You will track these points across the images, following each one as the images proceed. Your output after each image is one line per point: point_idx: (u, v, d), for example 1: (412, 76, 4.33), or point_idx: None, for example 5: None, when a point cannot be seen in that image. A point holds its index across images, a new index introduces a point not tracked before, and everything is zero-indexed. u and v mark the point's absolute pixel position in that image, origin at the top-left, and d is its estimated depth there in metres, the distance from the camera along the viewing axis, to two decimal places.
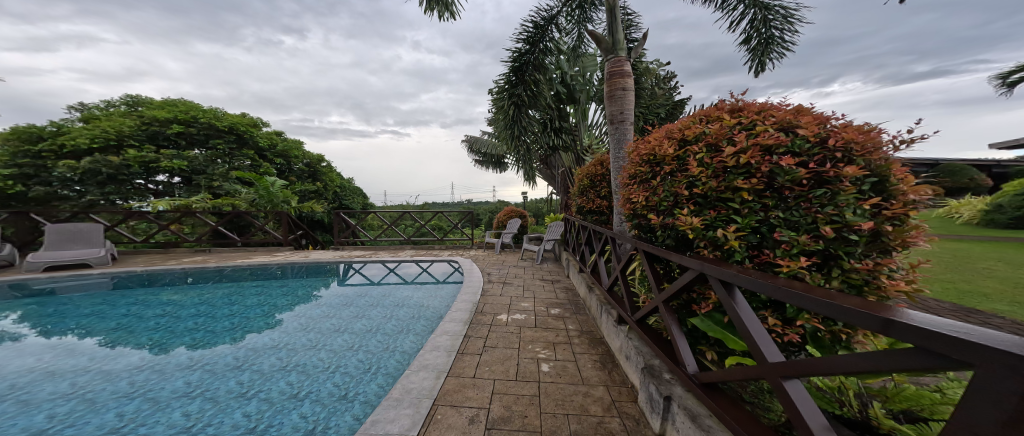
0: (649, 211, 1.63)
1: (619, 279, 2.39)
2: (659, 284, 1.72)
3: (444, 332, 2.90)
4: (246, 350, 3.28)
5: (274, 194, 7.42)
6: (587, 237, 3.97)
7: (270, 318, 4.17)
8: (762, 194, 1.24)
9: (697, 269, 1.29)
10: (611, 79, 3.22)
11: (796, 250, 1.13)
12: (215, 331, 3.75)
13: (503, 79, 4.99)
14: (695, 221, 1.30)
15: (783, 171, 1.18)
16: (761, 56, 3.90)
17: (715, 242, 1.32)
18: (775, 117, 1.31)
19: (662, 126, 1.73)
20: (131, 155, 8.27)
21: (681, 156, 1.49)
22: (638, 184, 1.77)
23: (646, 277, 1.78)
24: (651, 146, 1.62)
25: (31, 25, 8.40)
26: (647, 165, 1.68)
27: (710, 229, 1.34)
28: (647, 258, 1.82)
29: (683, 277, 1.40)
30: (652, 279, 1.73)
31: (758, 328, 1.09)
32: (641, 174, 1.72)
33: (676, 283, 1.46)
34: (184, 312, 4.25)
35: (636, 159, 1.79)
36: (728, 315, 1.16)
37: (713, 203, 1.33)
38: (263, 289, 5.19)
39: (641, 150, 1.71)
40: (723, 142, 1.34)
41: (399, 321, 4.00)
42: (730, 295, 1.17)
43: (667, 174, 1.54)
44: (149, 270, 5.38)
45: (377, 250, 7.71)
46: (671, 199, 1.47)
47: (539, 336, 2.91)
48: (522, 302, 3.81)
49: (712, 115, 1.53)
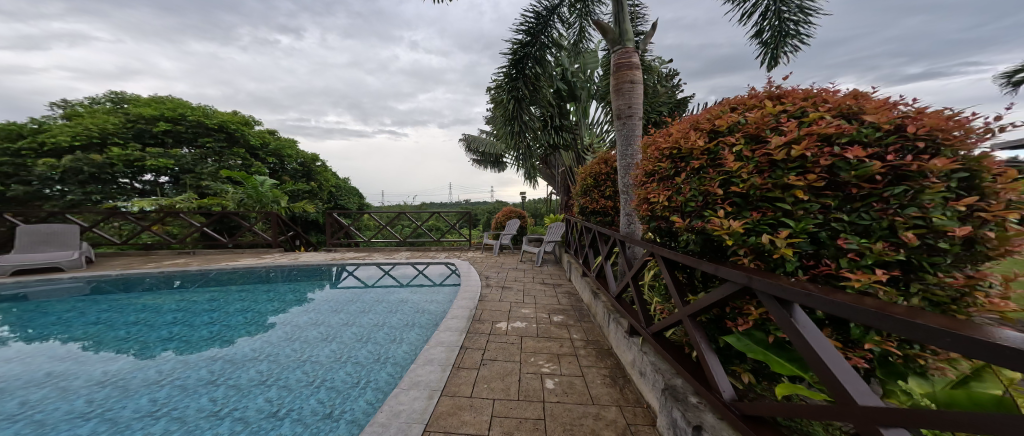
0: (672, 213, 1.44)
1: (631, 286, 2.20)
2: (683, 296, 1.52)
3: (439, 343, 2.68)
4: (224, 362, 3.04)
5: (264, 194, 7.18)
6: (591, 240, 3.76)
7: (254, 325, 3.89)
8: (820, 193, 1.06)
9: (742, 283, 1.09)
10: (619, 72, 3.02)
11: (868, 260, 0.95)
12: (193, 340, 3.48)
13: (502, 72, 4.78)
14: (738, 224, 1.11)
15: (848, 165, 1.01)
16: (773, 50, 3.73)
17: (760, 250, 1.13)
18: (831, 102, 1.13)
19: (684, 118, 1.55)
20: (115, 153, 7.98)
21: (712, 149, 1.30)
22: (656, 183, 1.58)
23: (666, 287, 1.59)
24: (674, 138, 1.43)
25: (24, 24, 8.20)
26: (667, 160, 1.49)
27: (752, 234, 1.16)
28: (667, 265, 1.62)
29: (719, 291, 1.20)
30: (674, 290, 1.54)
31: (834, 358, 0.89)
32: (660, 171, 1.53)
33: (708, 298, 1.26)
34: (160, 319, 3.94)
35: (652, 154, 1.61)
36: (792, 341, 0.95)
37: (755, 204, 1.15)
38: (249, 294, 4.90)
39: (660, 143, 1.52)
40: (766, 133, 1.15)
41: (393, 328, 3.77)
42: (790, 315, 0.97)
43: (695, 171, 1.36)
44: (126, 274, 5.07)
45: (372, 252, 7.45)
46: (701, 198, 1.29)
47: (542, 347, 2.70)
48: (522, 308, 3.60)
49: (743, 105, 1.35)
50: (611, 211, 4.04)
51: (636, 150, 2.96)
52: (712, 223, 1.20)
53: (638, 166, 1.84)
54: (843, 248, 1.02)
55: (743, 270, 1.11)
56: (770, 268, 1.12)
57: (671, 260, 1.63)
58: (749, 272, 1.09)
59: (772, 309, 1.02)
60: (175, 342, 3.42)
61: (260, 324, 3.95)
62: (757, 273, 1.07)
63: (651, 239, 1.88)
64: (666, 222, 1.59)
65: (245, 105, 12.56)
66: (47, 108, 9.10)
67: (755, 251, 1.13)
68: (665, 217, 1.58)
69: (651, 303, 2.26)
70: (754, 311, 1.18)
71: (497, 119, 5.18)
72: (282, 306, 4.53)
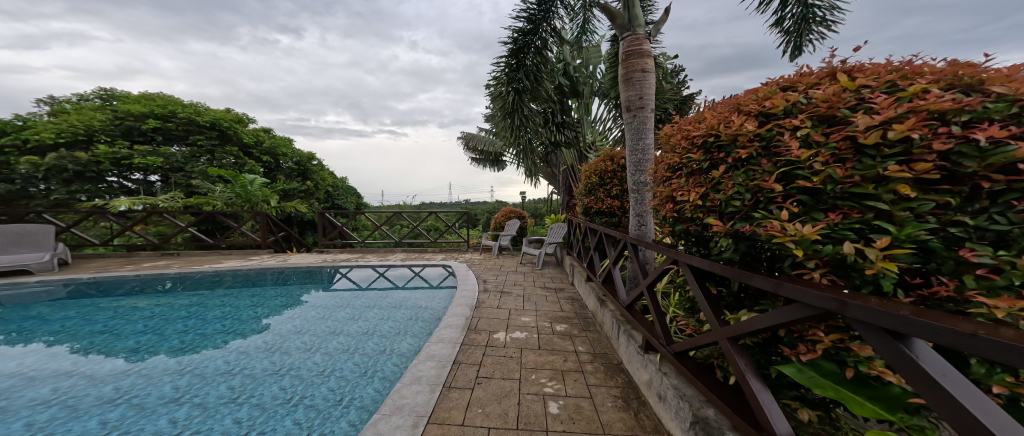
0: (709, 214, 1.22)
1: (645, 295, 1.95)
2: (718, 315, 1.26)
3: (430, 357, 2.41)
4: (192, 376, 2.76)
5: (253, 193, 6.91)
6: (597, 242, 3.49)
7: (232, 335, 3.57)
8: (933, 188, 0.85)
9: (828, 307, 0.82)
10: (629, 60, 2.76)
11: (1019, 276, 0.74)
12: (161, 351, 3.17)
13: (502, 63, 4.52)
14: (818, 227, 0.86)
15: (977, 153, 0.81)
16: (798, 38, 3.49)
17: (841, 261, 0.89)
18: (935, 74, 0.93)
19: (718, 103, 1.34)
20: (101, 151, 7.70)
21: (765, 136, 1.07)
22: (684, 177, 1.36)
23: (696, 301, 1.34)
24: (711, 122, 1.21)
25: (23, 23, 8.04)
26: (701, 150, 1.27)
27: (828, 241, 0.91)
28: (695, 275, 1.38)
29: (780, 313, 0.95)
30: (706, 305, 1.28)
31: (994, 417, 0.62)
32: (690, 164, 1.31)
33: (763, 320, 1.02)
34: (129, 327, 3.63)
35: (679, 146, 1.39)
36: (920, 391, 0.68)
37: (832, 202, 0.92)
38: (232, 298, 4.60)
39: (690, 131, 1.30)
40: (846, 113, 0.93)
41: (384, 337, 3.51)
42: (904, 350, 0.71)
43: (740, 163, 1.13)
44: (99, 278, 4.77)
45: (366, 254, 7.17)
46: (750, 196, 1.06)
47: (545, 361, 2.44)
48: (522, 316, 3.34)
49: (794, 84, 1.15)
50: (618, 212, 3.76)
51: (647, 144, 2.70)
52: (769, 225, 0.96)
53: (658, 161, 1.63)
54: (968, 263, 0.81)
55: (816, 288, 0.86)
56: (851, 286, 0.87)
57: (700, 270, 1.39)
58: (830, 292, 0.83)
59: (872, 341, 0.77)
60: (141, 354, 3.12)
61: (238, 333, 3.64)
62: (845, 294, 0.81)
63: (671, 244, 1.65)
64: (698, 223, 1.35)
65: (245, 105, 12.25)
66: (33, 104, 8.82)
67: (833, 262, 0.88)
68: (695, 219, 1.35)
69: (670, 316, 2.02)
70: (825, 338, 0.91)
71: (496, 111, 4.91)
72: (265, 313, 4.21)
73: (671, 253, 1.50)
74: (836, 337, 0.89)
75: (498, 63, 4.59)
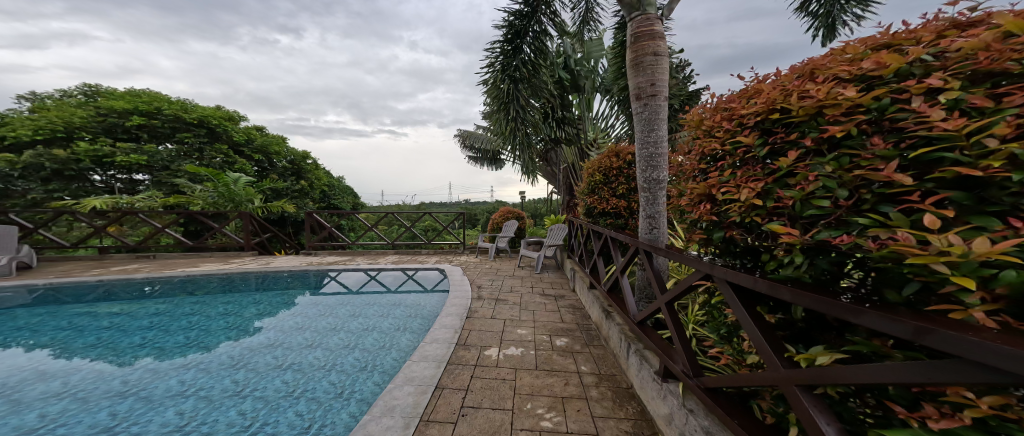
0: (776, 216, 0.98)
1: (662, 311, 1.65)
2: (777, 351, 0.93)
3: (408, 381, 2.09)
4: (138, 399, 2.41)
5: (236, 192, 6.58)
6: (602, 246, 3.14)
7: (194, 349, 3.19)
8: None
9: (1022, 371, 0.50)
10: (638, 43, 2.44)
11: None
12: (104, 370, 2.78)
13: (497, 49, 4.19)
14: (997, 243, 0.56)
15: None
16: (829, 19, 3.18)
17: (1023, 293, 0.59)
18: None
19: (776, 80, 1.12)
20: (82, 148, 7.40)
21: (865, 109, 0.84)
22: (732, 168, 1.14)
23: (742, 329, 1.03)
24: (780, 95, 0.99)
25: (23, 23, 7.86)
26: (758, 134, 1.06)
27: (1007, 263, 0.62)
28: (740, 296, 1.06)
29: (907, 368, 0.63)
30: (759, 337, 0.96)
31: None
32: (742, 152, 1.09)
33: (872, 371, 0.69)
34: (79, 341, 3.25)
35: (727, 131, 1.17)
36: None
37: (1009, 199, 0.66)
38: (205, 307, 4.19)
39: (741, 112, 1.09)
40: (1015, 67, 0.69)
41: (366, 350, 3.19)
42: None
43: (828, 148, 0.89)
44: (54, 284, 4.41)
45: (357, 256, 6.84)
46: (851, 196, 0.81)
47: (543, 385, 2.12)
48: (518, 329, 3.02)
49: (895, 43, 0.93)
50: (624, 213, 3.45)
51: (660, 136, 2.37)
52: (897, 235, 0.66)
53: (690, 152, 1.41)
54: None
55: (990, 338, 0.54)
56: None
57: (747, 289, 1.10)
58: (1015, 344, 0.52)
59: None
60: (85, 372, 2.74)
61: (200, 347, 3.24)
62: None
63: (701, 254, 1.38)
64: (748, 230, 1.09)
65: (244, 105, 11.93)
66: (14, 101, 8.35)
67: (1013, 295, 0.59)
68: (744, 224, 1.10)
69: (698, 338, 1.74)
70: (979, 403, 0.59)
71: (490, 100, 4.55)
72: (238, 323, 3.83)
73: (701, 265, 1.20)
74: (999, 402, 0.57)
75: (492, 48, 4.23)
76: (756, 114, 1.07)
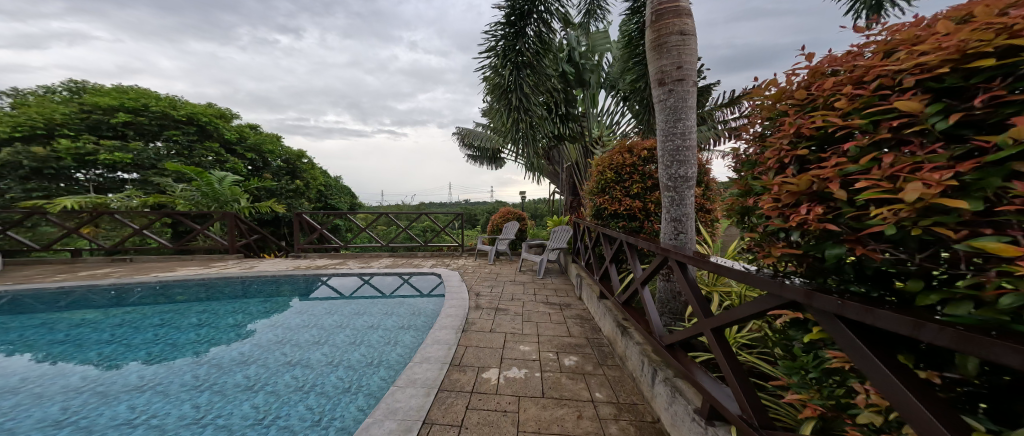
0: (984, 220, 0.66)
1: (708, 337, 1.35)
2: (954, 429, 0.59)
3: (389, 414, 1.78)
4: (74, 431, 2.05)
5: (220, 192, 6.25)
6: (615, 252, 2.79)
7: (154, 366, 2.81)
8: None
9: None
10: (661, 20, 2.12)
11: None
12: (46, 392, 2.41)
13: (497, 35, 3.87)
14: None
15: None
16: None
17: None
18: None
19: (943, 28, 0.81)
20: (62, 146, 7.06)
21: None
22: (872, 151, 0.85)
23: (877, 384, 0.70)
24: (988, 34, 0.68)
25: (22, 23, 7.46)
26: (931, 97, 0.76)
27: None
28: (868, 340, 0.73)
29: None
30: (919, 406, 0.63)
31: None
32: (907, 124, 0.78)
33: None
34: (27, 357, 2.89)
35: (861, 99, 0.87)
36: None
37: None
38: (177, 316, 3.80)
39: (904, 67, 0.80)
40: None
41: (350, 367, 2.83)
42: None
43: None
44: (14, 291, 4.08)
45: (349, 259, 6.51)
46: None
47: (552, 419, 1.79)
48: (520, 344, 2.69)
49: None
50: (639, 215, 3.13)
51: (689, 126, 2.05)
52: None
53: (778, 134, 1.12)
54: None
55: None
56: None
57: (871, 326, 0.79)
58: None
59: None
60: (22, 396, 2.35)
61: (159, 365, 2.85)
62: None
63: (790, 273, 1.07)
64: (898, 244, 0.78)
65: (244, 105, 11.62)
66: None
67: None
68: (898, 235, 0.78)
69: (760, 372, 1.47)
70: None
71: (489, 90, 4.21)
72: (209, 335, 3.42)
73: (793, 290, 0.87)
74: None
75: (492, 32, 3.91)
76: (928, 69, 0.78)
